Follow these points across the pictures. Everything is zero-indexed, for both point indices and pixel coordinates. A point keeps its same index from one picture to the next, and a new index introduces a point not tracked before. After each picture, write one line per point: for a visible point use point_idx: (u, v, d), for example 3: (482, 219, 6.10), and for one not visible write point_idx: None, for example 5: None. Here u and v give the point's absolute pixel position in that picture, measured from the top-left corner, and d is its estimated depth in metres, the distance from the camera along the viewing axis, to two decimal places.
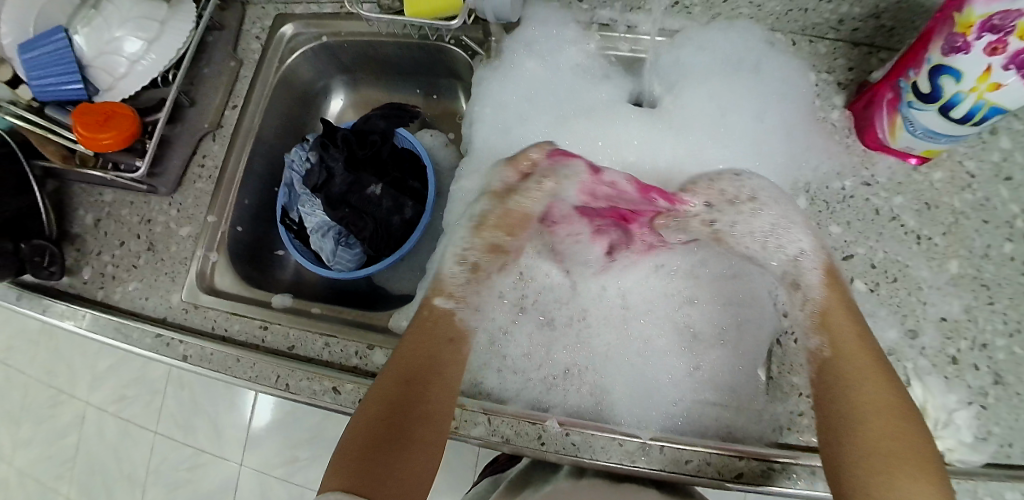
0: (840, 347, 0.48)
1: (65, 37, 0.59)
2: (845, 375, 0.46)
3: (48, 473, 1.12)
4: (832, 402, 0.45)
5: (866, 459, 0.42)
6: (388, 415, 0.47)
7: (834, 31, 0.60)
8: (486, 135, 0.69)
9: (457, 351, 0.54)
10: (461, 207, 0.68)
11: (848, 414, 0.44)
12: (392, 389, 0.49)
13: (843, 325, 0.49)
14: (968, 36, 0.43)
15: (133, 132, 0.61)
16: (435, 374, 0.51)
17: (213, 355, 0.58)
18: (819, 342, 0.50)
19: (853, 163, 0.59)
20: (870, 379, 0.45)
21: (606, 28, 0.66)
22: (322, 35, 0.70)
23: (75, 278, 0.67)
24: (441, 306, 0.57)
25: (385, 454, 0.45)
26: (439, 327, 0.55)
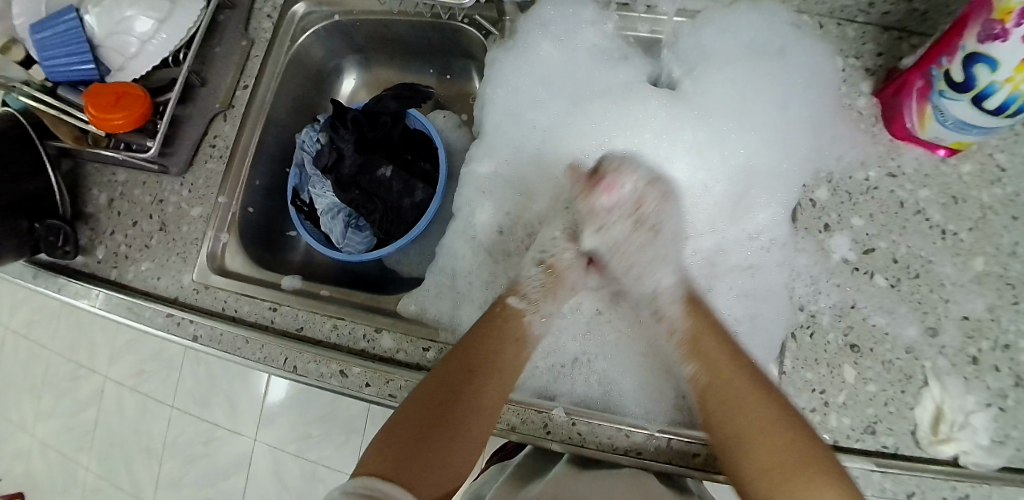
0: (714, 365, 0.50)
1: (76, 17, 0.59)
2: (719, 399, 0.49)
3: (69, 445, 1.16)
4: (718, 422, 0.48)
5: (766, 473, 0.45)
6: (446, 394, 0.49)
7: (864, 13, 0.57)
8: (496, 120, 0.67)
9: (520, 354, 0.54)
10: (472, 193, 0.66)
11: (738, 436, 0.46)
12: (447, 378, 0.50)
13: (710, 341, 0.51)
14: (1006, 23, 0.41)
15: (145, 113, 0.61)
16: (495, 372, 0.51)
17: (223, 336, 0.59)
18: (690, 368, 0.52)
19: (878, 153, 0.56)
20: (742, 399, 0.47)
21: (624, 8, 0.64)
22: (334, 14, 0.69)
23: (90, 257, 0.68)
24: (513, 305, 0.56)
25: (430, 436, 0.47)
26: (511, 326, 0.54)
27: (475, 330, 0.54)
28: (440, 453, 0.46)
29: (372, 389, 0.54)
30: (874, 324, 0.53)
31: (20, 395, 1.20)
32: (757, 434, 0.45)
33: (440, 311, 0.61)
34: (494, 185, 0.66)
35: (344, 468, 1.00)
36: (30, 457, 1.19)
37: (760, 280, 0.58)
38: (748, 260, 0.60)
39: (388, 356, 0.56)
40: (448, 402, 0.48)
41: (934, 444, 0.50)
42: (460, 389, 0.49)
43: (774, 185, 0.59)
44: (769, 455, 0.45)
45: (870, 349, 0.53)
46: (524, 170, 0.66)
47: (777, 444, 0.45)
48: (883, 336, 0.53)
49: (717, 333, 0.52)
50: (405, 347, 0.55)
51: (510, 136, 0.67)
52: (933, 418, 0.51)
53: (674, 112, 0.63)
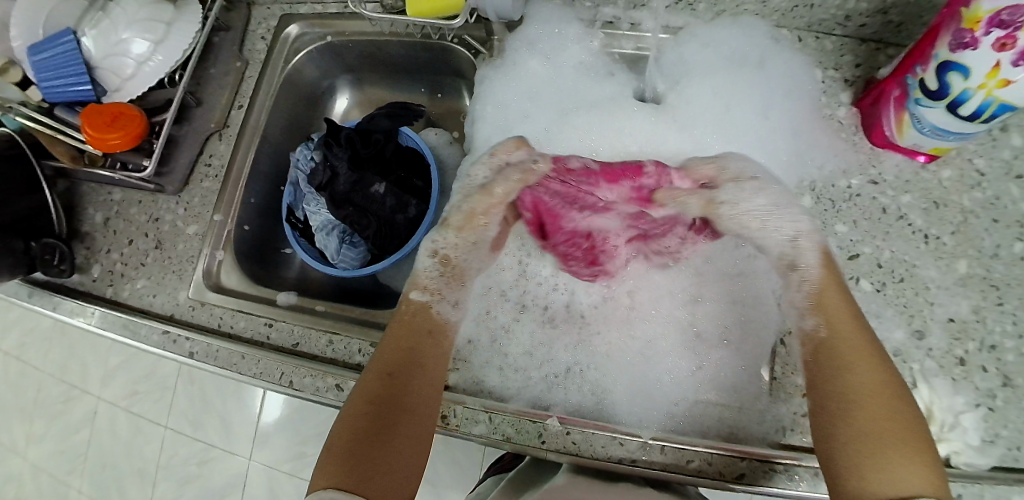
0: (838, 329, 0.46)
1: (73, 39, 0.61)
2: (829, 364, 0.45)
3: (63, 467, 1.14)
4: (829, 384, 0.44)
5: (858, 444, 0.41)
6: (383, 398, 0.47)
7: (841, 27, 0.59)
8: (487, 135, 0.68)
9: (440, 345, 0.54)
10: None
11: (842, 398, 0.43)
12: (378, 380, 0.48)
13: (839, 308, 0.47)
14: (975, 32, 0.43)
15: (141, 133, 0.62)
16: (422, 364, 0.51)
17: (218, 352, 0.59)
18: (814, 322, 0.48)
19: (859, 160, 0.58)
20: (861, 369, 0.43)
21: (609, 25, 0.65)
22: (327, 34, 0.71)
23: (85, 276, 0.68)
24: (418, 300, 0.56)
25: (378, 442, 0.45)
26: (419, 321, 0.54)
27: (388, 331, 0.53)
28: (396, 452, 0.45)
29: None
30: None
31: (12, 418, 1.19)
32: (864, 405, 0.42)
33: None
34: None
35: None
36: (21, 481, 1.17)
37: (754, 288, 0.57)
38: (741, 265, 0.59)
39: None
40: (387, 401, 0.47)
41: None
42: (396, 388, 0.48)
43: None
44: (870, 429, 0.41)
45: None
46: None
47: (879, 416, 0.41)
48: None
49: (847, 299, 0.48)
50: None
51: (500, 150, 0.68)
52: (922, 419, 0.52)
53: (660, 124, 0.65)
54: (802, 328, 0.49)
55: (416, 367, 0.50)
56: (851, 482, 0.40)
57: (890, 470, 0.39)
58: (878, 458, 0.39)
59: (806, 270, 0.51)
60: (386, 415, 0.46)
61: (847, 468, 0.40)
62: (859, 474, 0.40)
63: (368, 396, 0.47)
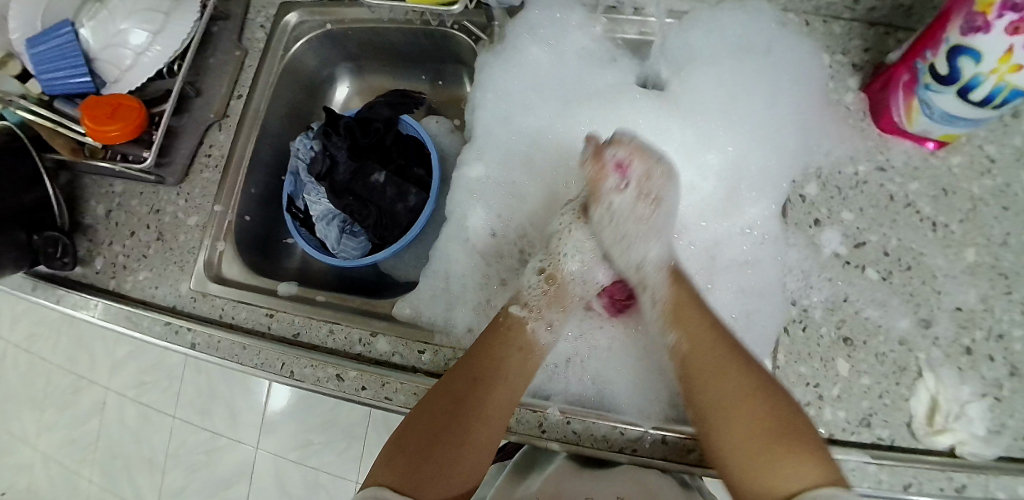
0: (697, 344, 0.51)
1: (71, 31, 0.60)
2: (706, 375, 0.49)
3: (72, 457, 1.16)
4: (703, 395, 0.49)
5: (743, 450, 0.46)
6: (448, 405, 0.50)
7: (850, 10, 0.58)
8: (486, 122, 0.67)
9: (526, 359, 0.54)
10: (464, 197, 0.66)
11: (714, 410, 0.48)
12: (453, 387, 0.51)
13: (688, 320, 0.52)
14: (987, 15, 0.42)
15: (140, 124, 0.62)
16: (503, 379, 0.52)
17: (220, 343, 0.59)
18: (674, 338, 0.53)
19: (867, 147, 0.57)
20: (726, 382, 0.48)
21: (613, 10, 0.64)
22: (326, 22, 0.69)
23: (89, 268, 0.68)
24: (515, 313, 0.57)
25: (434, 445, 0.49)
26: (512, 333, 0.55)
27: (481, 335, 0.55)
28: (450, 457, 0.49)
29: (369, 392, 0.54)
30: (866, 317, 0.53)
31: (21, 408, 1.20)
32: (737, 416, 0.46)
33: (435, 316, 0.60)
34: (484, 187, 0.66)
35: (346, 475, 1.00)
36: (32, 470, 1.19)
37: (755, 278, 0.58)
38: (742, 255, 0.60)
39: (384, 359, 0.56)
40: (457, 410, 0.50)
41: (930, 435, 0.50)
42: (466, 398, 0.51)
43: (762, 182, 0.60)
44: (744, 440, 0.46)
45: (863, 342, 0.53)
46: (514, 174, 0.66)
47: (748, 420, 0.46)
48: (876, 328, 0.53)
49: (700, 307, 0.53)
50: (401, 349, 0.56)
51: (500, 138, 0.67)
52: (928, 409, 0.51)
53: (663, 111, 0.64)
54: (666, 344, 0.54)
55: (493, 384, 0.51)
56: (738, 481, 0.45)
57: (771, 472, 0.44)
58: (760, 462, 0.45)
59: (655, 289, 0.56)
60: (449, 422, 0.50)
61: (738, 471, 0.45)
62: (747, 476, 0.45)
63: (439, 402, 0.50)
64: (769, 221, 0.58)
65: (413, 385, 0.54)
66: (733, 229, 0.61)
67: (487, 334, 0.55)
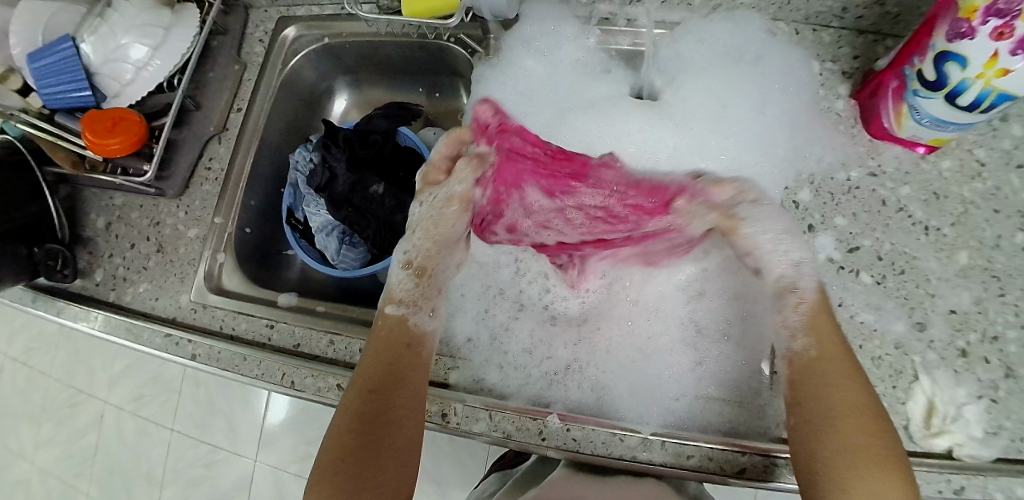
0: (827, 348, 0.47)
1: (73, 46, 0.61)
2: (822, 380, 0.45)
3: (69, 471, 1.15)
4: (813, 404, 0.45)
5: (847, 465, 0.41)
6: (358, 424, 0.46)
7: (838, 19, 0.60)
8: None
9: (417, 351, 0.53)
10: None
11: (829, 419, 0.43)
12: (352, 400, 0.48)
13: (827, 328, 0.48)
14: (972, 21, 0.43)
15: (140, 137, 0.63)
16: (403, 377, 0.49)
17: (220, 354, 0.59)
18: (804, 343, 0.48)
19: (858, 153, 0.58)
20: (853, 396, 0.44)
21: (605, 22, 0.66)
22: (323, 36, 0.70)
23: (89, 280, 0.69)
24: (393, 314, 0.54)
25: (358, 467, 0.44)
26: (398, 334, 0.53)
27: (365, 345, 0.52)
28: (376, 474, 0.45)
29: None
30: (862, 320, 0.54)
31: (19, 424, 1.20)
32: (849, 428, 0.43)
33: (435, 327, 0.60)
34: None
35: None
36: (29, 485, 1.18)
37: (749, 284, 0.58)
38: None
39: None
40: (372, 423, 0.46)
41: (927, 437, 0.51)
42: (376, 411, 0.47)
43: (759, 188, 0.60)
44: (846, 456, 0.42)
45: (859, 346, 0.54)
46: None
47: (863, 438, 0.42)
48: (871, 332, 0.54)
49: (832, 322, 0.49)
50: None
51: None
52: (925, 411, 0.52)
53: (657, 119, 0.65)
54: (789, 348, 0.49)
55: (396, 385, 0.49)
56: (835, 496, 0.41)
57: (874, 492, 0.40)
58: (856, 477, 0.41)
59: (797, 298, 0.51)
60: (369, 439, 0.46)
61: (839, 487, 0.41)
62: (843, 491, 0.41)
63: (349, 419, 0.46)
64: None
65: None
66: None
67: (371, 344, 0.52)
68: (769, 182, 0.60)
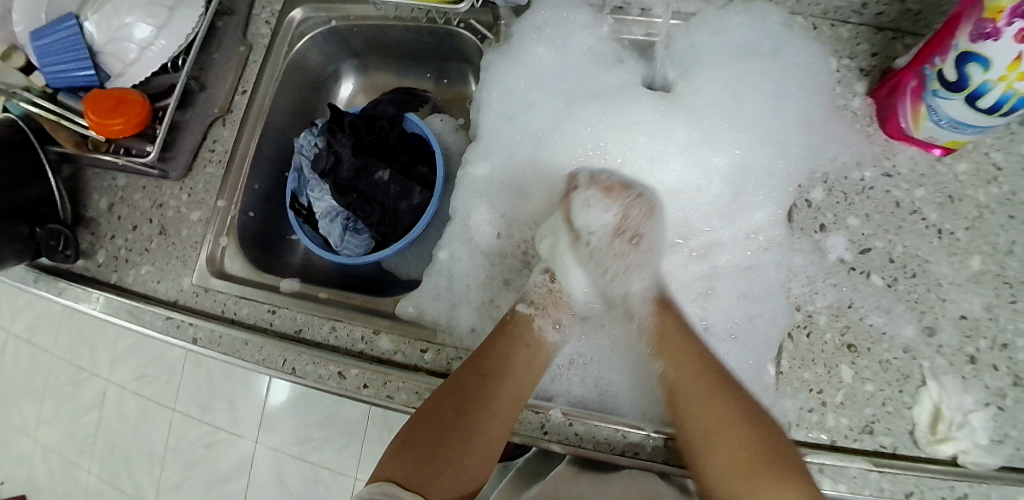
0: (682, 368, 0.51)
1: (76, 24, 0.61)
2: (692, 403, 0.49)
3: (71, 449, 1.16)
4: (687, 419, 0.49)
5: (732, 472, 0.46)
6: (458, 405, 0.50)
7: (857, 15, 0.59)
8: (490, 121, 0.66)
9: (536, 356, 0.54)
10: (467, 196, 0.65)
11: (706, 434, 0.47)
12: (463, 382, 0.51)
13: (675, 346, 0.52)
14: (997, 22, 0.42)
15: (144, 119, 0.63)
16: (509, 377, 0.52)
17: (222, 338, 0.59)
18: (661, 365, 0.53)
19: (874, 153, 0.57)
20: (712, 411, 0.48)
21: (618, 11, 0.64)
22: (331, 19, 0.69)
23: (91, 261, 0.68)
24: (521, 313, 0.57)
25: (444, 444, 0.49)
26: (519, 333, 0.55)
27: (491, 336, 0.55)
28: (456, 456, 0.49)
29: (370, 390, 0.53)
30: (871, 323, 0.54)
31: (22, 401, 1.20)
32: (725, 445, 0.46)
33: (438, 312, 0.58)
34: (489, 186, 0.65)
35: (345, 472, 0.99)
36: (31, 461, 1.19)
37: (758, 283, 0.57)
38: (747, 261, 0.59)
39: (386, 357, 0.55)
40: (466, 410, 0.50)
41: (932, 443, 0.50)
42: (473, 401, 0.51)
43: (772, 186, 0.59)
44: (733, 460, 0.46)
45: (867, 349, 0.53)
46: (517, 171, 0.66)
47: (737, 446, 0.46)
48: (880, 335, 0.53)
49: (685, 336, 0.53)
50: (403, 348, 0.55)
51: (507, 138, 0.66)
52: (931, 417, 0.51)
53: (669, 111, 0.64)
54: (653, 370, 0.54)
55: (498, 383, 0.51)
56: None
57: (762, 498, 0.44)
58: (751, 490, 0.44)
59: (644, 314, 0.56)
60: (457, 423, 0.50)
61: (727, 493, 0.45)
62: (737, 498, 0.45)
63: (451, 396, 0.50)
64: (774, 226, 0.58)
65: (414, 384, 0.53)
66: (738, 234, 0.61)
67: (497, 336, 0.55)
68: (782, 180, 0.59)
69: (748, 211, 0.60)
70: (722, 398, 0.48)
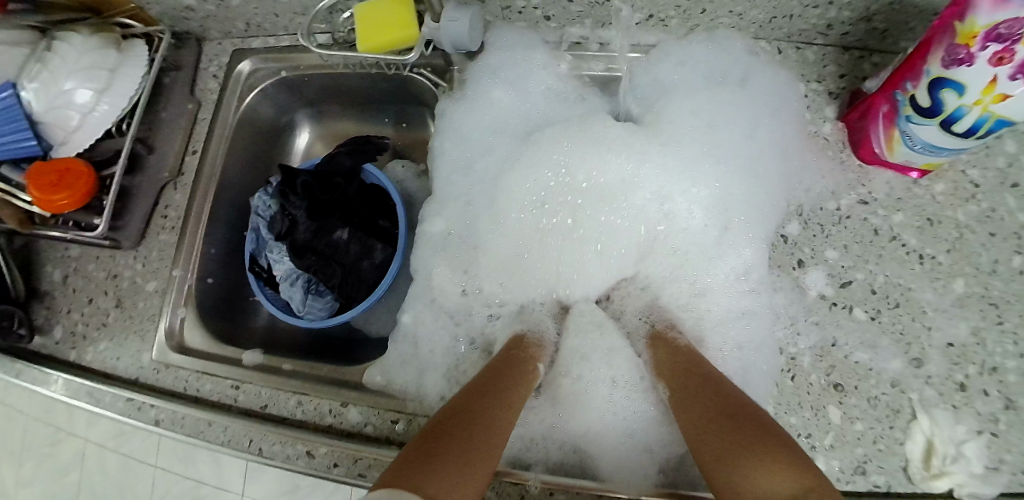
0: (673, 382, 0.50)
1: (12, 95, 0.56)
2: (684, 408, 0.47)
3: None
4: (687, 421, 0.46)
5: (718, 460, 0.40)
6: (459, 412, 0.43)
7: (823, 36, 0.57)
8: (444, 176, 0.64)
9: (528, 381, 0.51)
10: (427, 253, 0.62)
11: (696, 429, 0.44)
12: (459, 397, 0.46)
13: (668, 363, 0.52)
14: (971, 47, 0.40)
15: (90, 190, 0.59)
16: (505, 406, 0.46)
17: (185, 420, 0.56)
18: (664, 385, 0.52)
19: (848, 180, 0.55)
20: (697, 406, 0.46)
21: (578, 46, 0.61)
22: (281, 69, 0.66)
23: (46, 337, 0.65)
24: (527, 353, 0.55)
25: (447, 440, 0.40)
26: (519, 361, 0.52)
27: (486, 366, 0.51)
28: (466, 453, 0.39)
29: (341, 469, 0.51)
30: (857, 360, 0.52)
31: None
32: (704, 429, 0.43)
33: (407, 381, 0.56)
34: (445, 243, 0.62)
35: None
36: None
37: (751, 332, 0.55)
38: (737, 306, 0.57)
39: (356, 430, 0.53)
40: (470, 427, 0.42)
41: (927, 479, 0.49)
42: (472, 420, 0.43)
43: (752, 223, 0.57)
44: (717, 452, 0.41)
45: (855, 387, 0.52)
46: (483, 214, 0.62)
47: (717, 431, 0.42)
48: (868, 372, 0.52)
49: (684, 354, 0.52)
50: (373, 419, 0.53)
51: (459, 191, 0.63)
52: (924, 451, 0.49)
53: (636, 137, 0.61)
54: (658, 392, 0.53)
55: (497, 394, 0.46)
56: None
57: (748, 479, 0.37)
58: (740, 467, 0.38)
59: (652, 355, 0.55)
60: (463, 442, 0.40)
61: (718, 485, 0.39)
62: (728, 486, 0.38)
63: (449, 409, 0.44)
64: (761, 263, 0.56)
65: (386, 459, 0.50)
66: (725, 277, 0.58)
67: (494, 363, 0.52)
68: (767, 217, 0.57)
69: (732, 248, 0.58)
70: (701, 395, 0.46)
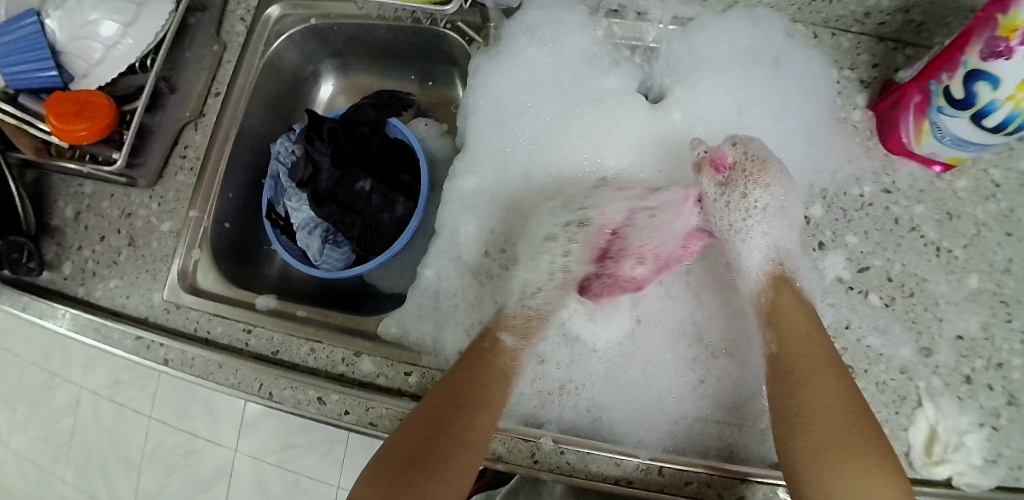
0: (791, 345, 0.49)
1: (36, 22, 0.56)
2: (806, 379, 0.46)
3: (30, 476, 1.02)
4: (790, 393, 0.47)
5: (834, 460, 0.42)
6: (434, 430, 0.47)
7: (859, 24, 0.56)
8: (483, 130, 0.64)
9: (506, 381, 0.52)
10: (455, 209, 0.63)
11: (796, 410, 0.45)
12: (436, 409, 0.48)
13: (789, 323, 0.50)
14: (1011, 41, 0.39)
15: (110, 123, 0.58)
16: (486, 406, 0.49)
17: (195, 360, 0.56)
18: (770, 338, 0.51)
19: (873, 168, 0.55)
20: (822, 390, 0.45)
21: (614, 14, 0.62)
22: (310, 16, 0.66)
23: (56, 273, 0.64)
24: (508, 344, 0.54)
25: (420, 465, 0.45)
26: (495, 358, 0.53)
27: (462, 361, 0.52)
28: (431, 477, 0.45)
29: (352, 417, 0.51)
30: (868, 344, 0.52)
31: None
32: (817, 418, 0.44)
33: (422, 335, 0.57)
34: (467, 201, 0.63)
35: (327, 479, 0.89)
36: None
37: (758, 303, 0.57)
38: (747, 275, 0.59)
39: (368, 380, 0.53)
40: (441, 432, 0.47)
41: (927, 465, 0.49)
42: (433, 437, 0.46)
43: None
44: (828, 446, 0.43)
45: (864, 370, 0.52)
46: (505, 179, 0.64)
47: (838, 428, 0.43)
48: (878, 356, 0.52)
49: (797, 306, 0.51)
50: (386, 370, 0.53)
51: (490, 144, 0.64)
52: (926, 438, 0.49)
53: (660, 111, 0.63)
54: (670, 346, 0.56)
55: (476, 404, 0.49)
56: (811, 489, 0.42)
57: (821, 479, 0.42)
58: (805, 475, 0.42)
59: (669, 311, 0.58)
60: (434, 471, 0.45)
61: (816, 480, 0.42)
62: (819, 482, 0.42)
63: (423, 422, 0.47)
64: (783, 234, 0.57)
65: (398, 410, 0.51)
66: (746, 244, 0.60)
67: (469, 358, 0.52)
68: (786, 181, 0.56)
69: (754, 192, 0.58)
70: (837, 377, 0.46)
